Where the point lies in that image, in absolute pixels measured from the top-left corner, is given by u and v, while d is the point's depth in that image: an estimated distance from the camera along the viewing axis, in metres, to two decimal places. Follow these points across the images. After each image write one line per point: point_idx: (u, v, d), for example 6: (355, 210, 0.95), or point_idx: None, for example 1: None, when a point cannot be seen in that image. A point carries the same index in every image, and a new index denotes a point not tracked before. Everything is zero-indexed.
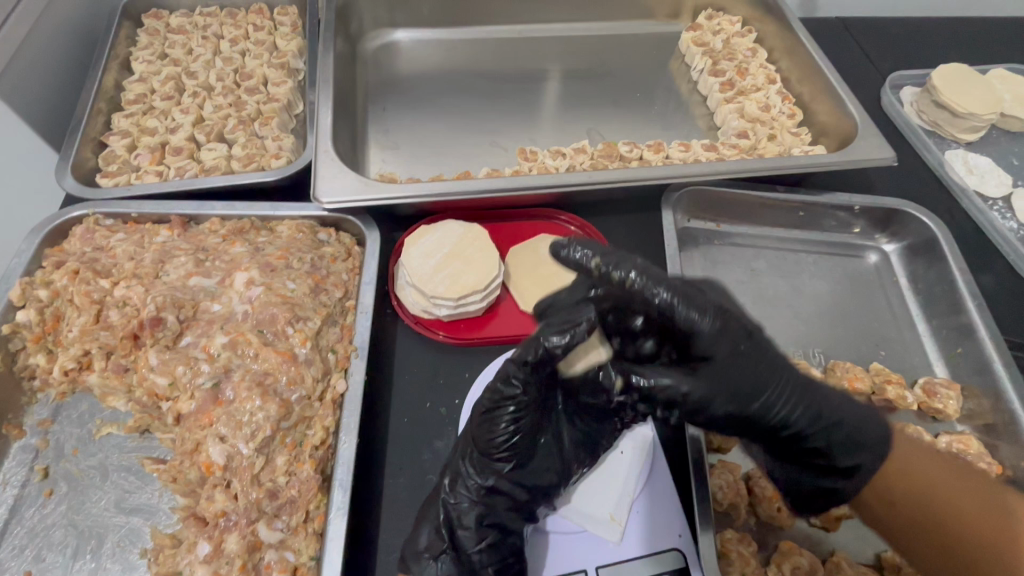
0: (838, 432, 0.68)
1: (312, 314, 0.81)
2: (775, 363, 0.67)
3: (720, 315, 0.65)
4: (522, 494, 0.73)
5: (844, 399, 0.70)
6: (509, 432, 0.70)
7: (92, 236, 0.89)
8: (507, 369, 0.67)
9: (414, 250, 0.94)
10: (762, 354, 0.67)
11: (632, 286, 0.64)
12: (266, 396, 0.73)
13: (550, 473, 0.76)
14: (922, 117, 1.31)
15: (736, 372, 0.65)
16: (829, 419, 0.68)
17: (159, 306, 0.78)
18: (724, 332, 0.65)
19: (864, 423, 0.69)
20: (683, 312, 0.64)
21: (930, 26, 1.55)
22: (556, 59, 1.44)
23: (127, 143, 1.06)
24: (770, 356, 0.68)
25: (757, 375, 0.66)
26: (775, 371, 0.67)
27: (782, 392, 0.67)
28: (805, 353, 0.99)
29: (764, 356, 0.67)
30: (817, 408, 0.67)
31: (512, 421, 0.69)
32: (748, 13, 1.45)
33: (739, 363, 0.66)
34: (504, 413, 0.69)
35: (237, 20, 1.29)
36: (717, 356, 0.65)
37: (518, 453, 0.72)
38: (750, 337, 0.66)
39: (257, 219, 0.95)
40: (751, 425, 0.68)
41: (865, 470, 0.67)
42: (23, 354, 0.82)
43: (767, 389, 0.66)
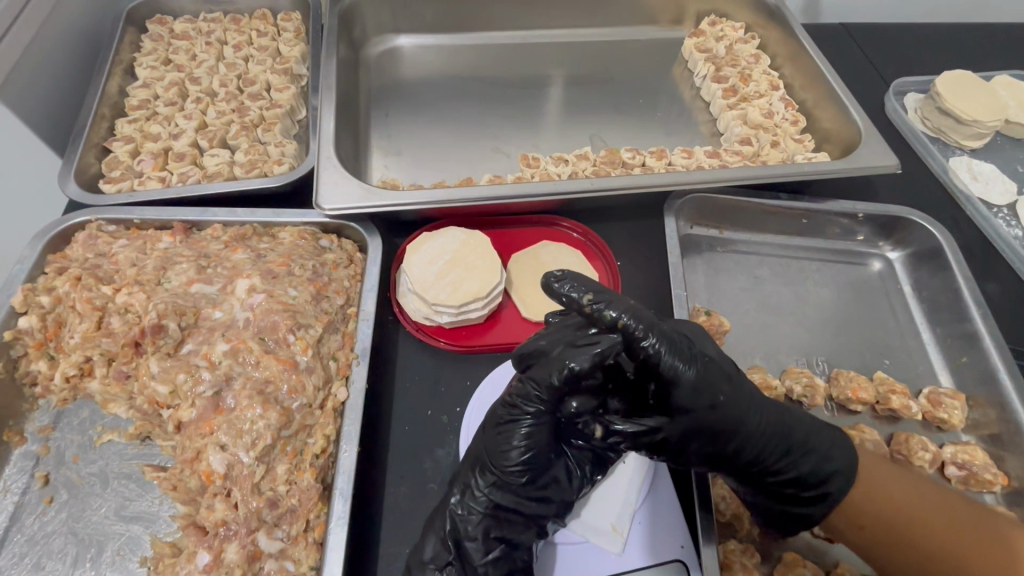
0: (808, 461, 0.72)
1: (313, 322, 0.81)
2: (751, 403, 0.71)
3: (701, 360, 0.69)
4: (534, 508, 0.72)
5: (818, 429, 0.74)
6: (524, 443, 0.70)
7: (94, 242, 0.89)
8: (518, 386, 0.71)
9: (416, 257, 0.94)
10: (740, 395, 0.70)
11: (626, 329, 0.68)
12: (268, 404, 0.73)
13: (560, 490, 0.74)
14: (926, 123, 1.31)
15: (713, 414, 0.69)
16: (798, 453, 0.71)
17: (160, 314, 0.78)
18: (705, 378, 0.68)
19: (834, 455, 0.72)
20: (670, 359, 0.67)
21: (934, 32, 1.55)
22: (559, 65, 1.44)
23: (130, 149, 1.06)
24: (747, 396, 0.71)
25: (732, 417, 0.69)
26: (752, 410, 0.71)
27: (757, 429, 0.70)
28: (808, 361, 0.99)
29: (741, 397, 0.71)
30: (789, 444, 0.71)
31: (525, 431, 0.70)
32: (750, 19, 1.45)
33: (721, 407, 0.69)
34: (521, 427, 0.70)
35: (241, 26, 1.29)
36: (699, 402, 0.68)
37: (533, 467, 0.71)
38: (727, 380, 0.70)
39: (259, 225, 0.94)
40: (724, 462, 0.71)
41: (831, 499, 0.71)
42: (24, 361, 0.82)
43: (744, 430, 0.70)
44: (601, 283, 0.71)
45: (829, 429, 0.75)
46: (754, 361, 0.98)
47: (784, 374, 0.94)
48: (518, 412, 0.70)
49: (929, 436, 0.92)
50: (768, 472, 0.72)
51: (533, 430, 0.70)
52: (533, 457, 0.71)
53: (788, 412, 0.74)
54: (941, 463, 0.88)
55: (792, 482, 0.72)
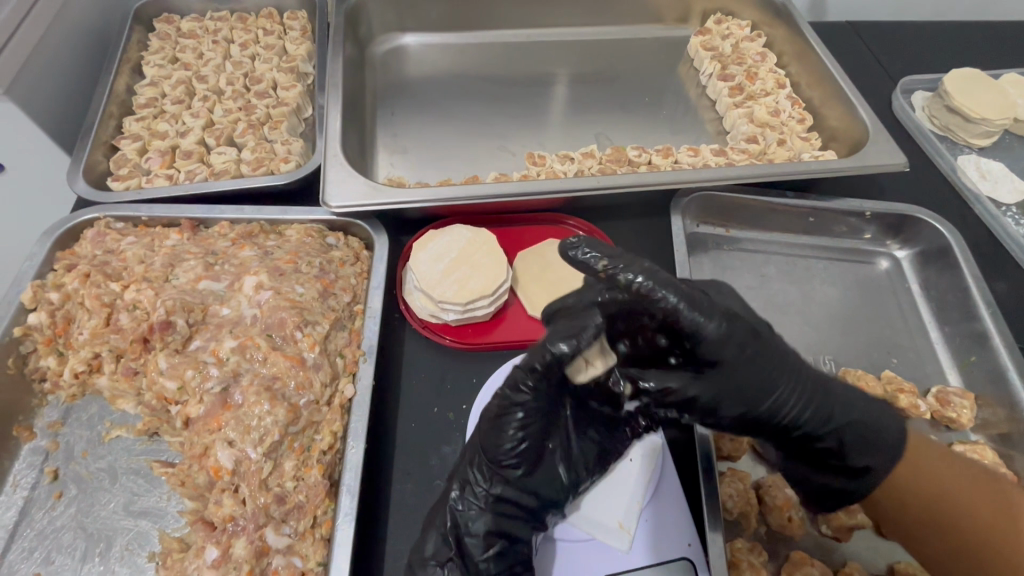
0: (850, 429, 0.70)
1: (320, 319, 0.82)
2: (779, 363, 0.70)
3: (725, 316, 0.68)
4: (531, 500, 0.72)
5: (859, 397, 0.72)
6: (517, 436, 0.69)
7: (103, 239, 0.90)
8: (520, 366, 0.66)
9: (423, 254, 0.94)
10: (770, 355, 0.70)
11: (640, 290, 0.66)
12: (275, 401, 0.73)
13: (557, 483, 0.74)
14: (934, 122, 1.30)
15: (742, 373, 0.68)
16: (839, 419, 0.70)
17: (169, 310, 0.78)
18: (731, 332, 0.67)
19: (874, 420, 0.70)
20: (690, 315, 0.65)
21: (942, 30, 1.54)
22: (564, 63, 1.44)
23: (138, 147, 1.07)
24: (777, 357, 0.70)
25: (762, 377, 0.68)
26: (782, 371, 0.70)
27: (790, 391, 0.69)
28: (815, 360, 0.98)
29: (771, 359, 0.70)
30: (830, 409, 0.70)
31: (521, 421, 0.68)
32: (757, 17, 1.44)
33: (748, 363, 0.68)
34: (516, 417, 0.68)
35: (247, 25, 1.30)
36: (726, 357, 0.67)
37: (526, 460, 0.70)
38: (755, 339, 0.69)
39: (266, 223, 0.95)
40: (759, 426, 0.71)
41: (875, 471, 0.69)
42: (33, 357, 0.82)
43: (775, 391, 0.69)
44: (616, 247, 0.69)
45: (871, 398, 0.73)
46: None
47: None
48: (517, 399, 0.67)
49: (936, 435, 0.91)
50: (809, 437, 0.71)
51: (532, 411, 0.68)
52: (527, 451, 0.70)
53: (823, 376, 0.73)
54: None
55: (832, 451, 0.71)
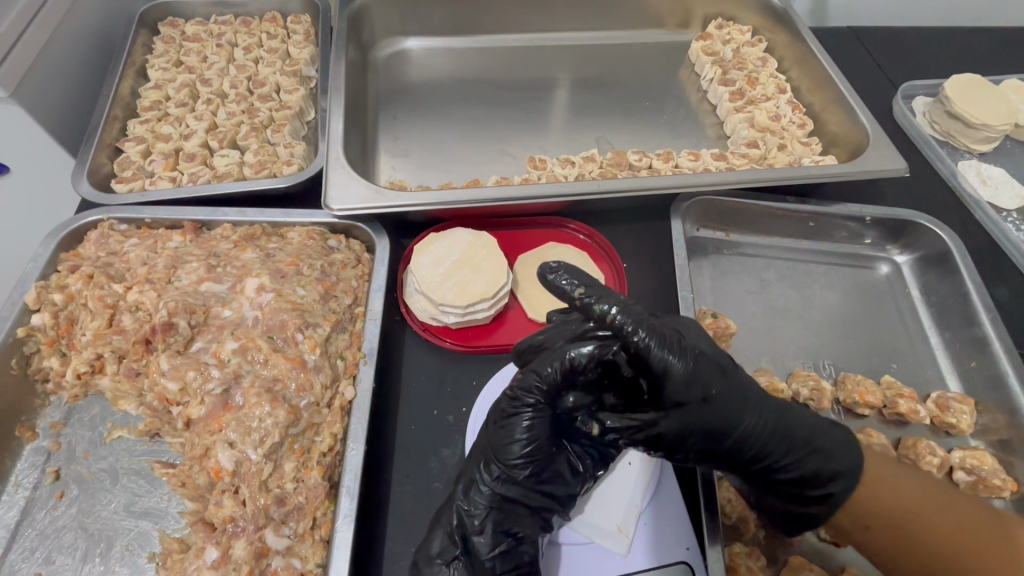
0: (810, 460, 0.71)
1: (321, 321, 0.82)
2: (745, 397, 0.70)
3: (693, 354, 0.68)
4: (539, 502, 0.72)
5: (821, 427, 0.73)
6: (524, 437, 0.70)
7: (106, 240, 0.90)
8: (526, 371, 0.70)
9: (424, 258, 0.95)
10: (738, 388, 0.70)
11: (614, 324, 0.67)
12: (276, 402, 0.73)
13: (565, 483, 0.75)
14: (935, 127, 1.30)
15: (710, 409, 0.68)
16: (800, 450, 0.71)
17: (171, 311, 0.79)
18: (697, 370, 0.67)
19: (835, 448, 0.72)
20: (659, 353, 0.65)
21: (943, 35, 1.54)
22: (565, 68, 1.44)
23: (142, 149, 1.08)
24: (744, 389, 0.71)
25: (728, 411, 0.69)
26: (746, 406, 0.70)
27: (754, 425, 0.70)
28: (815, 364, 0.98)
29: (739, 392, 0.70)
30: (794, 440, 0.71)
31: (527, 423, 0.70)
32: (758, 22, 1.45)
33: (714, 399, 0.68)
34: (524, 419, 0.70)
35: (251, 29, 1.31)
36: (691, 395, 0.67)
37: (534, 461, 0.71)
38: (722, 373, 0.69)
39: (268, 225, 0.95)
40: (724, 460, 0.71)
41: (835, 498, 0.70)
42: (36, 357, 0.83)
43: (738, 423, 0.69)
44: (594, 278, 0.71)
45: (834, 428, 0.74)
46: (760, 364, 0.98)
47: (791, 377, 0.94)
48: (520, 407, 0.70)
49: (935, 440, 0.91)
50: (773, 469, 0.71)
51: (535, 417, 0.70)
52: (534, 451, 0.71)
53: (787, 405, 0.74)
54: (949, 468, 0.87)
55: (795, 480, 0.72)
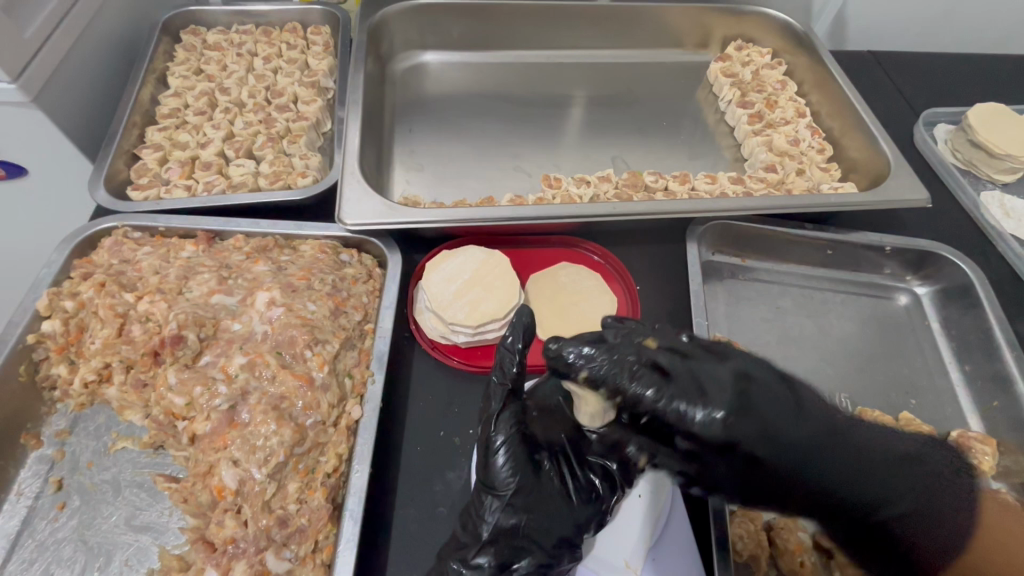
0: (901, 499, 0.64)
1: (330, 337, 0.81)
2: (813, 431, 0.65)
3: (735, 383, 0.64)
4: (517, 517, 0.67)
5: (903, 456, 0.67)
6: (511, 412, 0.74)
7: (120, 248, 0.91)
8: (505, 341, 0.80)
9: (435, 275, 0.94)
10: (783, 415, 0.65)
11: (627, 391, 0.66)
12: (282, 420, 0.72)
13: (561, 503, 0.70)
14: (957, 156, 1.28)
15: (774, 448, 0.63)
16: (891, 485, 0.65)
17: (180, 324, 0.78)
18: (744, 401, 0.63)
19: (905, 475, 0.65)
20: (677, 405, 0.63)
21: (967, 63, 1.52)
22: (581, 85, 1.44)
23: (159, 157, 1.08)
24: (810, 419, 0.65)
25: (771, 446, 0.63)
26: (817, 439, 0.65)
27: (829, 460, 0.64)
28: (831, 397, 0.96)
29: (785, 421, 0.64)
30: (858, 470, 0.65)
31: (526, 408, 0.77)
32: (777, 45, 1.44)
33: (778, 433, 0.63)
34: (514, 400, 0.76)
35: (271, 39, 1.32)
36: (748, 433, 0.62)
37: (511, 449, 0.71)
38: (779, 401, 0.65)
39: (281, 238, 0.95)
40: (785, 500, 0.66)
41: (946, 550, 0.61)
42: (45, 364, 0.82)
43: (812, 458, 0.64)
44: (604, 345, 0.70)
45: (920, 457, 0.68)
46: None
47: None
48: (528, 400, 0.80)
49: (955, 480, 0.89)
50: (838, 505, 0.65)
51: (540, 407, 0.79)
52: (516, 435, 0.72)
53: (846, 423, 0.68)
54: None
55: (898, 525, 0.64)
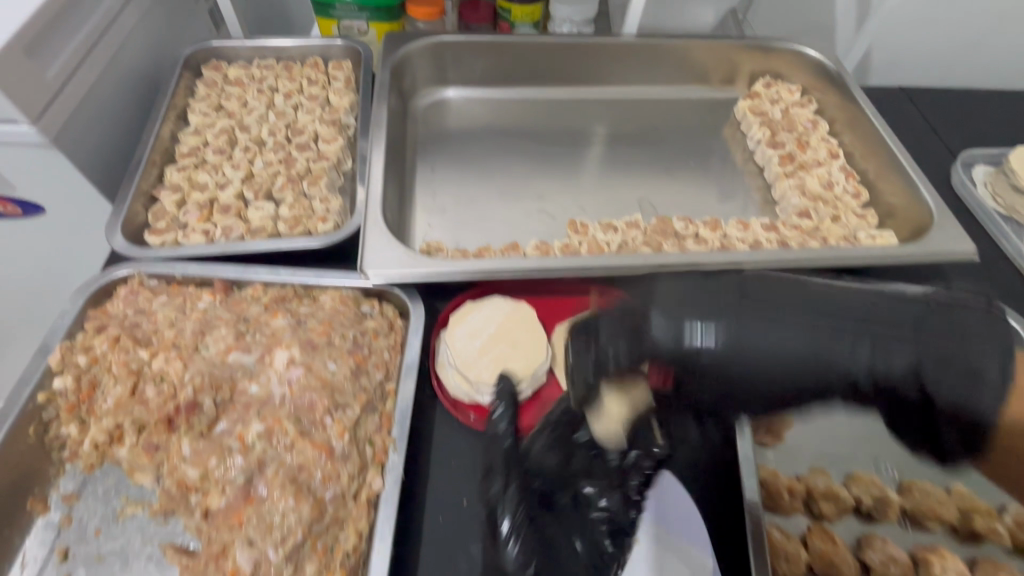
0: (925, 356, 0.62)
1: (351, 401, 0.78)
2: (784, 315, 0.65)
3: (641, 318, 0.74)
4: None
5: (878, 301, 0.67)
6: (512, 489, 0.77)
7: (135, 297, 0.88)
8: (493, 415, 0.84)
9: (459, 329, 0.91)
10: (760, 312, 0.66)
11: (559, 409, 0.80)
12: (300, 495, 0.69)
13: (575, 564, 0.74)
14: (998, 200, 1.22)
15: (753, 372, 0.65)
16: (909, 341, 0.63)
17: (196, 389, 0.76)
18: (666, 325, 0.69)
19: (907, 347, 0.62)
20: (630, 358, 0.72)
21: (1004, 100, 1.47)
22: (604, 122, 1.42)
23: (177, 199, 1.05)
24: (770, 308, 0.66)
25: (743, 346, 0.64)
26: (811, 331, 0.64)
27: (836, 355, 0.63)
28: (876, 466, 0.90)
29: (763, 315, 0.65)
30: (888, 342, 0.63)
31: (524, 476, 0.79)
32: (807, 82, 1.41)
33: (744, 346, 0.64)
34: (514, 475, 0.79)
35: (292, 74, 1.30)
36: (707, 366, 0.66)
37: (521, 533, 0.73)
38: (737, 297, 0.68)
39: (300, 287, 0.92)
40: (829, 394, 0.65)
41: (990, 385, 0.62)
42: (55, 424, 0.79)
43: (814, 352, 0.63)
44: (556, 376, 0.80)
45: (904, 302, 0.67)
46: (817, 463, 0.90)
47: (851, 481, 0.87)
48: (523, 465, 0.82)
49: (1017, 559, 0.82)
50: (863, 377, 0.63)
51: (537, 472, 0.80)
52: (520, 512, 0.75)
53: (820, 295, 0.67)
54: None
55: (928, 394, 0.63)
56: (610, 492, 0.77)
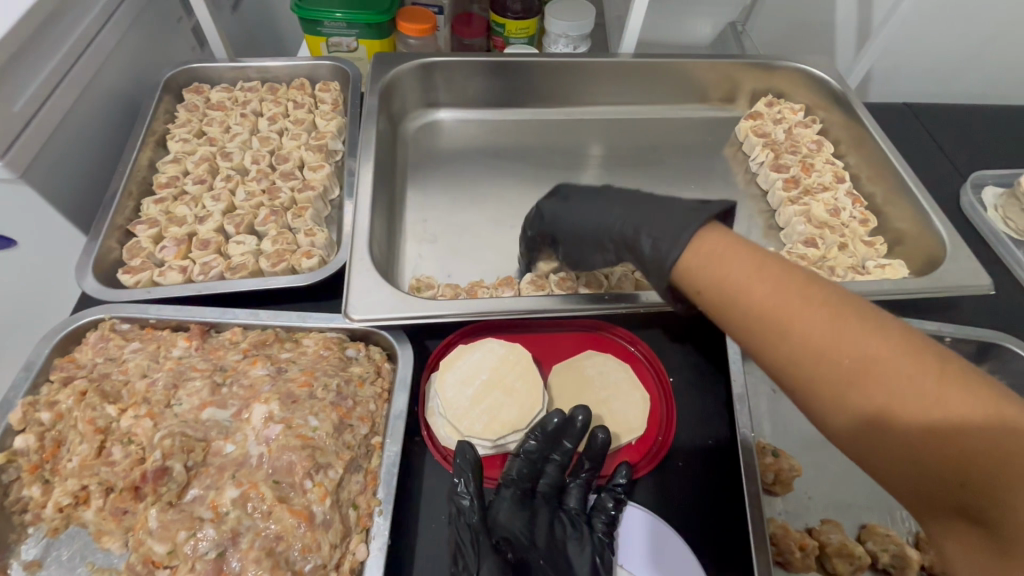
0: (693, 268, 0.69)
1: (334, 460, 0.72)
2: (596, 217, 0.85)
3: (540, 218, 0.94)
4: None
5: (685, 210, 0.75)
6: (488, 568, 0.69)
7: (105, 345, 0.83)
8: (455, 488, 0.75)
9: (450, 376, 0.86)
10: (582, 214, 0.87)
11: (527, 454, 0.80)
12: (277, 570, 0.64)
13: None
14: (1009, 224, 1.18)
15: (575, 231, 0.88)
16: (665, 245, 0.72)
17: (166, 453, 0.70)
18: (541, 214, 0.94)
19: (629, 223, 0.79)
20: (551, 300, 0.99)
21: (1012, 116, 1.43)
22: (600, 143, 1.37)
23: (153, 234, 1.00)
24: (594, 208, 0.86)
25: (574, 225, 0.88)
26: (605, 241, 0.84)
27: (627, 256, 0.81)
28: (890, 517, 0.85)
29: (580, 207, 0.87)
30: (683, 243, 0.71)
31: (496, 553, 0.71)
32: (810, 101, 1.37)
33: (570, 219, 0.88)
34: (488, 551, 0.70)
35: (277, 97, 1.25)
36: (557, 223, 0.90)
37: None
38: (569, 234, 0.89)
39: (282, 330, 0.87)
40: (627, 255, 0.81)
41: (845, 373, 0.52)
42: (16, 486, 0.73)
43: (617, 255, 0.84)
44: (517, 422, 0.83)
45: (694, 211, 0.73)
46: (829, 513, 0.85)
47: (864, 534, 0.82)
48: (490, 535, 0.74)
49: None
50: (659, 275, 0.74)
51: (508, 540, 0.74)
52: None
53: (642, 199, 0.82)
54: None
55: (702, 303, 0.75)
56: (583, 540, 0.77)
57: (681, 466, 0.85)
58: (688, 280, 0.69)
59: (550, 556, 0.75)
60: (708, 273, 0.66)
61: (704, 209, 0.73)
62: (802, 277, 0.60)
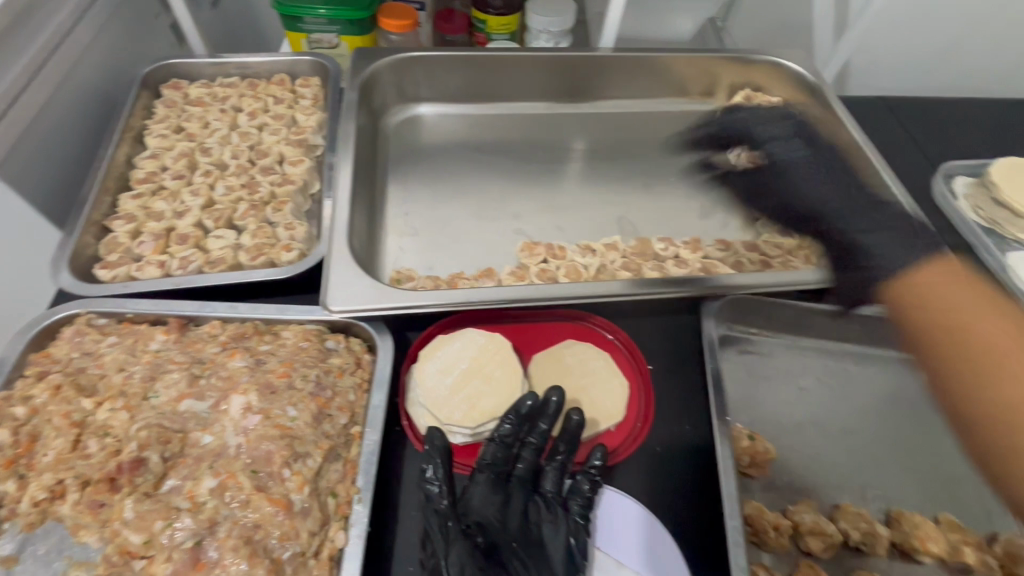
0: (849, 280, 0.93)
1: (312, 450, 0.73)
2: (843, 181, 1.07)
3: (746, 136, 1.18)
4: None
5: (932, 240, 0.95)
6: (457, 554, 0.70)
7: (81, 339, 0.82)
8: (425, 475, 0.76)
9: (429, 365, 0.87)
10: (829, 170, 1.09)
11: (502, 438, 0.81)
12: (255, 558, 0.64)
13: None
14: (979, 213, 1.21)
15: (789, 181, 1.09)
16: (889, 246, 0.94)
17: (142, 444, 0.70)
18: (772, 129, 1.16)
19: (839, 203, 1.04)
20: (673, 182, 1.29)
21: (981, 108, 1.46)
22: (582, 136, 1.39)
23: (130, 229, 1.00)
24: (846, 179, 1.08)
25: (802, 179, 1.08)
26: (842, 199, 1.04)
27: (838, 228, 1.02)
28: (862, 496, 0.88)
29: (826, 165, 1.10)
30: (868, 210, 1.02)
31: (466, 536, 0.73)
32: (786, 94, 1.39)
33: (789, 171, 1.10)
34: (457, 537, 0.72)
35: (257, 92, 1.25)
36: (778, 175, 1.13)
37: None
38: (780, 178, 1.11)
39: (261, 323, 0.87)
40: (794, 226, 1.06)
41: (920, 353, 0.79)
42: None
43: (821, 200, 1.05)
44: (492, 407, 0.84)
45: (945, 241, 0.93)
46: (803, 494, 0.87)
47: (838, 513, 0.83)
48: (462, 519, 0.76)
49: None
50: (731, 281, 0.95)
51: (481, 524, 0.76)
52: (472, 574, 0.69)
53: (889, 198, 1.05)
54: None
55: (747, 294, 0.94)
56: (558, 522, 0.78)
57: (659, 452, 0.87)
58: (903, 293, 0.85)
59: (523, 539, 0.77)
60: (914, 292, 0.84)
61: (920, 241, 0.94)
62: (995, 297, 0.82)
